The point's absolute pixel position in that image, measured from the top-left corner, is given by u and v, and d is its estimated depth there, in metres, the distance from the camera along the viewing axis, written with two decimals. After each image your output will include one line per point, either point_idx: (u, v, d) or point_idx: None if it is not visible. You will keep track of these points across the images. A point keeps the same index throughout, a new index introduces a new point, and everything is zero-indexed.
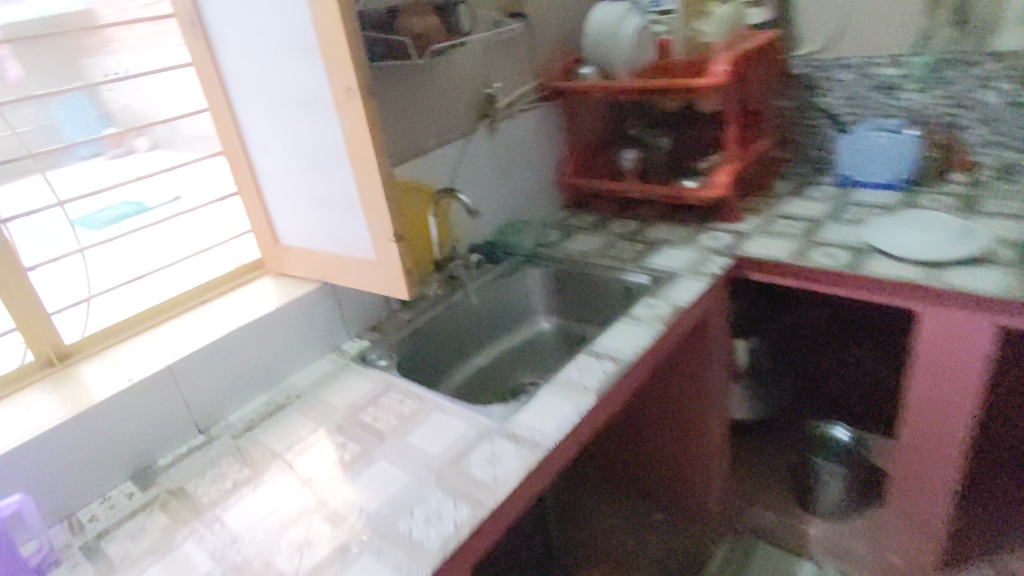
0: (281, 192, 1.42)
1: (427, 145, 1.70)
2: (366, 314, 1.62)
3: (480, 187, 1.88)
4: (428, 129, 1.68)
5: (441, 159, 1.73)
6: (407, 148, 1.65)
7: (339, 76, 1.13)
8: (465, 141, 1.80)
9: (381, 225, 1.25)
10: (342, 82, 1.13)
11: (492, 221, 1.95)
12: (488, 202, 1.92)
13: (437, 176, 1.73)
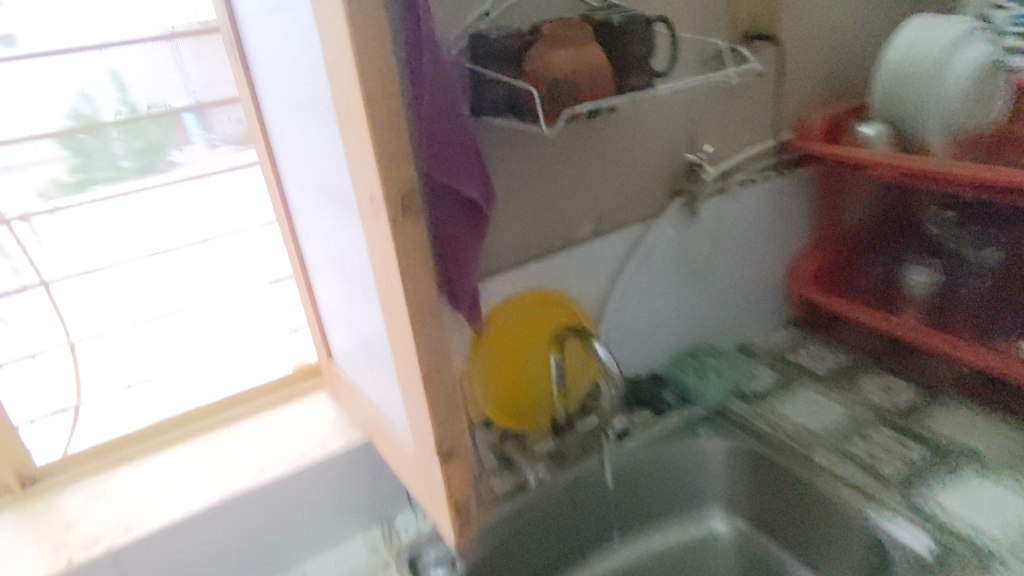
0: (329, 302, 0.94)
1: (578, 236, 1.10)
2: None
3: (655, 296, 1.24)
4: (582, 213, 1.09)
5: (597, 257, 1.13)
6: (545, 240, 1.06)
7: (360, 174, 0.59)
8: (641, 230, 1.17)
9: (421, 425, 0.70)
10: (365, 186, 0.59)
11: (666, 345, 1.30)
12: (665, 318, 1.27)
13: (586, 283, 1.13)
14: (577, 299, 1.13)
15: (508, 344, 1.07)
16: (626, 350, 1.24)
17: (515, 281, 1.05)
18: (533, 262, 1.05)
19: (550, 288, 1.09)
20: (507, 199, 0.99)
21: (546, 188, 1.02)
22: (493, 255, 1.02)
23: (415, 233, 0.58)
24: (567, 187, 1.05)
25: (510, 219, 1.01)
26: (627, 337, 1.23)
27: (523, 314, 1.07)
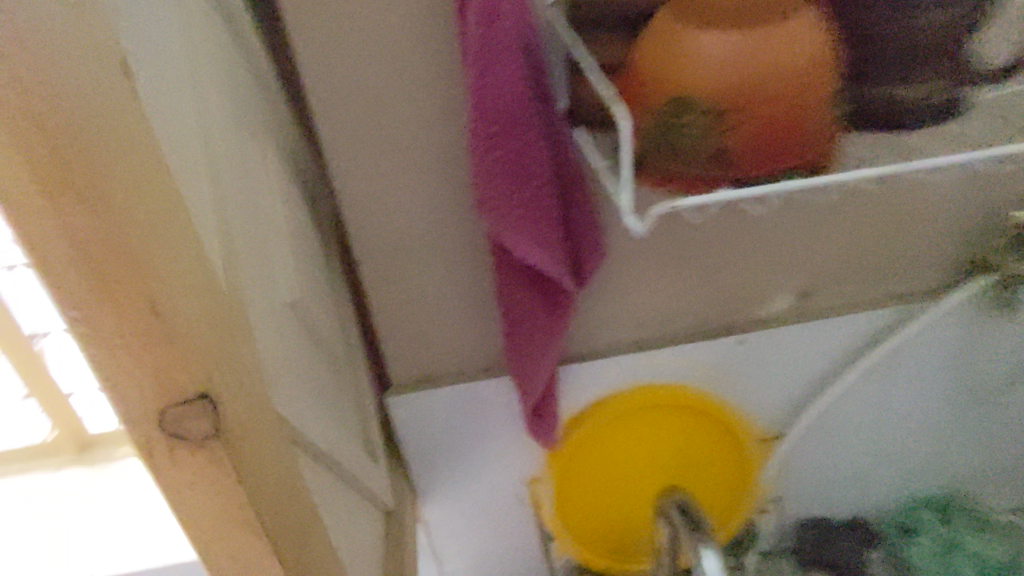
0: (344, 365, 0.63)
1: (758, 315, 0.65)
2: None
3: (890, 419, 0.74)
4: (777, 282, 0.63)
5: (790, 352, 0.67)
6: (694, 318, 0.65)
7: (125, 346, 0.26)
8: (895, 318, 0.66)
9: None
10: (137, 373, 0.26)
11: (899, 485, 0.80)
12: (906, 449, 0.77)
13: (762, 386, 0.69)
14: (739, 406, 0.71)
15: (605, 457, 0.71)
16: (820, 485, 0.78)
17: (628, 372, 0.66)
18: (666, 349, 0.66)
19: (690, 387, 0.69)
20: (627, 254, 0.60)
21: (703, 243, 0.59)
22: (596, 333, 0.64)
23: (225, 488, 0.29)
24: (748, 243, 0.60)
25: (627, 283, 0.61)
26: (825, 468, 0.76)
27: (638, 419, 0.70)
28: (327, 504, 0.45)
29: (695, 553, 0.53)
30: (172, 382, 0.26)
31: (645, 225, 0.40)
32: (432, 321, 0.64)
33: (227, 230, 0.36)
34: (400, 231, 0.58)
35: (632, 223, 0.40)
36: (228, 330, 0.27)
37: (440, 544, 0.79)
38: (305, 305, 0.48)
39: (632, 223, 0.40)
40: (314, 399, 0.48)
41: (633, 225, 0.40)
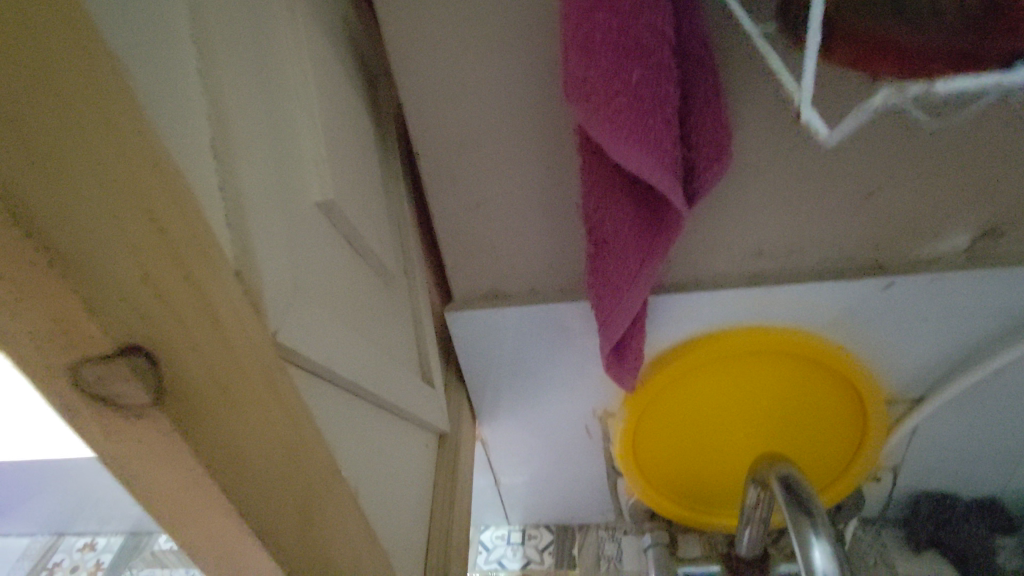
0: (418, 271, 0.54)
1: (918, 256, 0.51)
2: (566, 504, 0.78)
3: None
4: (954, 215, 0.48)
5: (952, 304, 0.52)
6: (832, 252, 0.52)
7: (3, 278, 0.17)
8: None
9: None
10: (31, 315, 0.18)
11: None
12: None
13: (907, 341, 0.56)
14: (868, 361, 0.58)
15: (692, 404, 0.60)
16: (953, 460, 0.65)
17: (732, 310, 0.55)
18: (786, 287, 0.53)
19: (809, 334, 0.56)
20: (759, 167, 0.47)
21: (861, 160, 0.46)
22: (702, 261, 0.53)
23: (178, 463, 0.21)
24: (924, 162, 0.46)
25: (751, 204, 0.49)
26: (966, 442, 0.63)
27: (737, 365, 0.58)
28: (359, 446, 0.38)
29: (798, 538, 0.43)
30: (79, 335, 0.18)
31: (841, 135, 0.24)
32: (502, 230, 0.53)
33: (221, 105, 0.27)
34: (470, 117, 0.47)
35: (817, 129, 0.25)
36: (175, 244, 0.21)
37: (500, 465, 0.74)
38: (342, 206, 0.39)
39: (817, 128, 0.25)
40: (351, 320, 0.40)
41: (817, 134, 0.25)
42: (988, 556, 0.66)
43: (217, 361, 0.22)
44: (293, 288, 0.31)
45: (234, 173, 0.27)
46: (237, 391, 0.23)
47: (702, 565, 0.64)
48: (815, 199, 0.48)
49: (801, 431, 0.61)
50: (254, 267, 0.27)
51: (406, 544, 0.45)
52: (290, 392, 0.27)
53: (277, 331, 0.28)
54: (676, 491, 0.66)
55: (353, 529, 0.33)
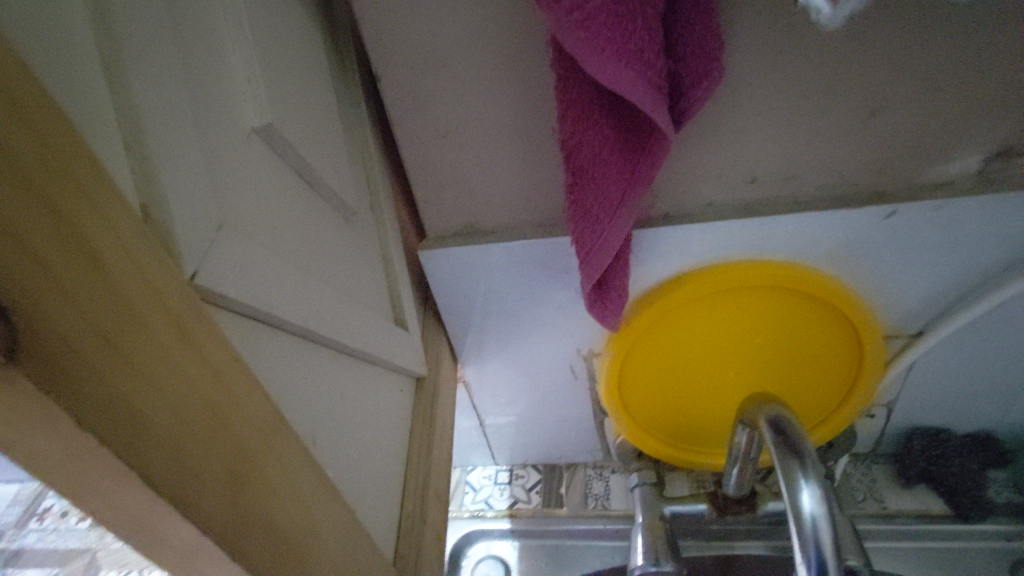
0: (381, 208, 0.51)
1: (926, 180, 0.47)
2: (553, 444, 0.77)
3: None
4: (968, 133, 0.44)
5: (958, 231, 0.48)
6: (832, 176, 0.48)
7: None
8: None
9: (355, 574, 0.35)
10: None
11: None
12: None
13: (910, 272, 0.52)
14: (866, 293, 0.55)
15: (679, 343, 0.57)
16: (950, 394, 0.62)
17: (721, 243, 0.51)
18: (780, 218, 0.49)
19: (803, 266, 0.52)
20: (754, 81, 0.43)
21: (864, 72, 0.42)
22: (691, 189, 0.49)
23: (58, 431, 0.18)
24: (936, 72, 0.41)
25: (745, 124, 0.45)
26: (964, 377, 0.61)
27: (726, 302, 0.55)
28: (310, 397, 0.35)
29: (786, 480, 0.41)
30: None
31: (841, 16, 0.29)
32: (474, 159, 0.49)
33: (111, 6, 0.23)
34: (434, 30, 0.42)
35: (819, 11, 0.29)
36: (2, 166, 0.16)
37: (485, 406, 0.72)
38: (285, 131, 0.35)
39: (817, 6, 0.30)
40: (302, 259, 0.37)
41: (817, 15, 0.30)
42: (979, 490, 0.64)
43: (102, 314, 0.19)
44: (219, 224, 0.28)
45: (129, 86, 0.23)
46: (132, 345, 0.20)
47: (689, 505, 0.63)
48: (814, 118, 0.44)
49: (793, 368, 0.59)
50: (160, 199, 0.23)
51: (376, 494, 0.43)
52: (212, 342, 0.24)
53: (195, 275, 0.25)
54: (662, 430, 0.64)
55: (303, 485, 0.30)
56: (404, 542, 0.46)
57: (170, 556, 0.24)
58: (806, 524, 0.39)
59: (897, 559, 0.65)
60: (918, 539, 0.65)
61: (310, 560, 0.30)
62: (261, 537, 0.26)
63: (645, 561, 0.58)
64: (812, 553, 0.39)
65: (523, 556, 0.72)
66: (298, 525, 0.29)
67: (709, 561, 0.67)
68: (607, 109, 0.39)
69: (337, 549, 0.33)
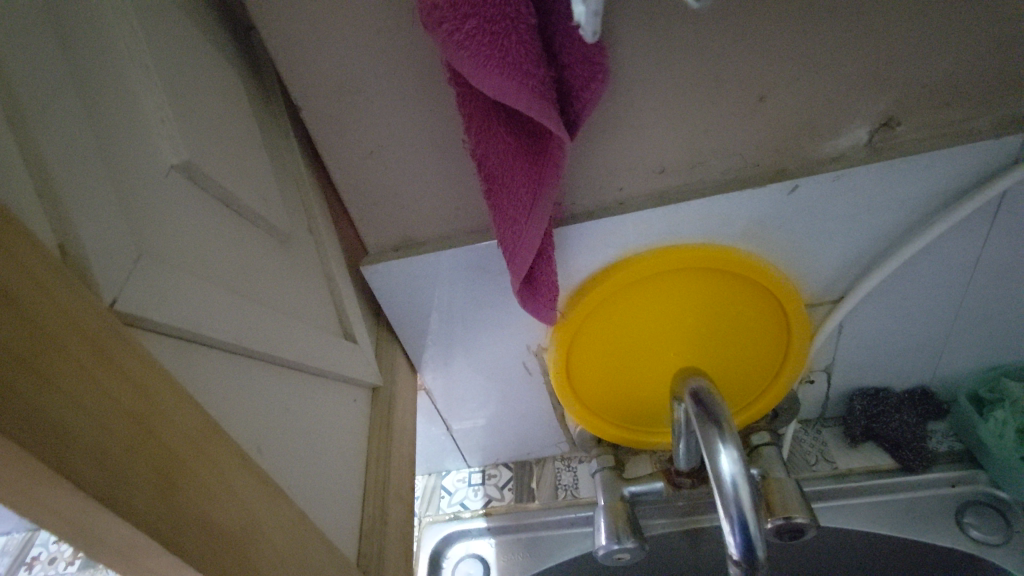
0: (320, 230, 0.53)
1: (820, 155, 0.51)
2: (520, 441, 0.80)
3: (984, 280, 0.59)
4: (848, 108, 0.48)
5: (855, 199, 0.52)
6: (733, 160, 0.51)
7: None
8: (1017, 149, 0.49)
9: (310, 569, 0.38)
10: None
11: (985, 354, 0.67)
12: (1002, 315, 0.62)
13: (821, 242, 0.56)
14: (785, 266, 0.58)
15: (617, 330, 0.61)
16: (880, 353, 0.66)
17: (642, 232, 0.54)
18: (691, 203, 0.52)
19: (721, 246, 0.56)
20: (645, 80, 0.46)
21: (742, 63, 0.45)
22: (606, 185, 0.52)
23: None
24: (808, 56, 0.45)
25: (643, 120, 0.48)
26: (890, 335, 0.65)
27: (655, 287, 0.58)
28: (250, 409, 0.38)
29: (706, 447, 0.44)
30: None
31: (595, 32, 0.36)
32: (401, 176, 0.52)
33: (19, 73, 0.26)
34: (345, 61, 0.45)
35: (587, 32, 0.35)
36: None
37: (449, 411, 0.75)
38: (205, 167, 0.38)
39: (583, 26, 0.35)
40: (234, 283, 0.39)
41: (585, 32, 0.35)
42: (920, 441, 0.68)
43: (18, 337, 0.22)
44: (138, 253, 0.31)
45: (37, 141, 0.25)
46: (50, 364, 0.23)
47: (647, 484, 0.66)
48: (706, 109, 0.48)
49: (728, 343, 0.63)
50: (74, 237, 0.26)
51: (333, 499, 0.46)
52: (136, 361, 0.27)
53: (115, 301, 0.27)
54: (615, 414, 0.68)
55: (244, 488, 0.33)
56: (366, 542, 0.49)
57: (112, 553, 0.26)
58: (726, 485, 0.43)
59: (857, 516, 0.67)
60: (873, 494, 0.68)
61: (255, 555, 0.32)
62: (197, 531, 0.28)
63: (607, 540, 0.61)
64: (733, 509, 0.43)
65: (500, 552, 0.74)
66: (239, 522, 0.31)
67: (675, 536, 0.70)
68: (505, 118, 0.43)
69: (284, 547, 0.35)
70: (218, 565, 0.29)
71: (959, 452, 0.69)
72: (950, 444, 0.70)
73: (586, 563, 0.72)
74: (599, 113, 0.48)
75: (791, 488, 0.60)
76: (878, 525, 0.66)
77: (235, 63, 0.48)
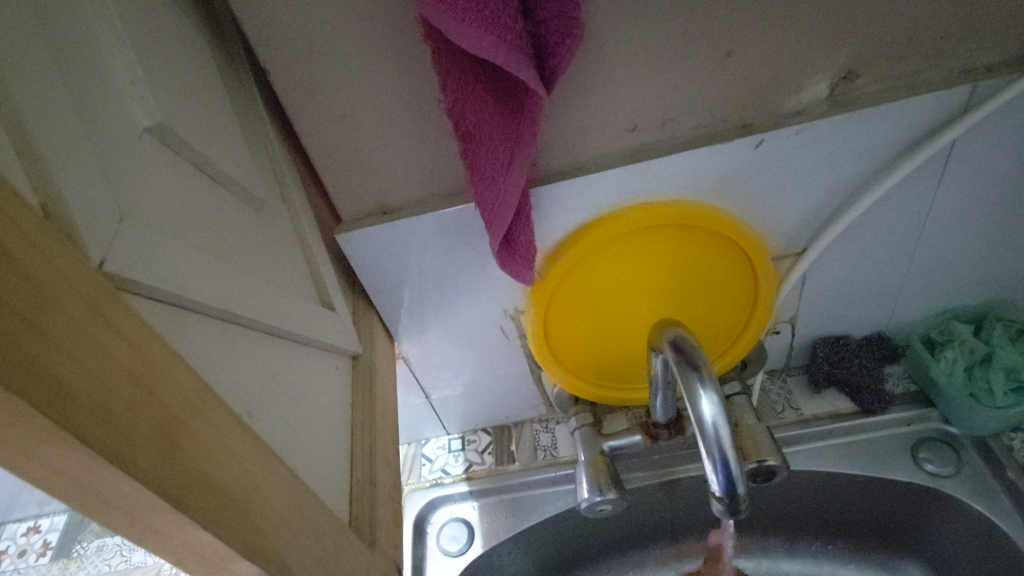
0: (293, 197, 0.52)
1: (784, 110, 0.52)
2: (499, 405, 0.81)
3: (935, 227, 0.62)
4: (811, 62, 0.50)
5: (818, 152, 0.54)
6: (702, 117, 0.52)
7: None
8: (966, 100, 0.52)
9: (308, 528, 0.38)
10: None
11: (935, 300, 0.71)
12: (951, 261, 0.66)
13: (786, 196, 0.58)
14: (752, 221, 0.60)
15: (593, 289, 0.62)
16: (840, 302, 0.70)
17: (616, 190, 0.55)
18: (663, 159, 0.53)
19: (692, 203, 0.57)
20: (618, 38, 0.47)
21: (710, 18, 0.46)
22: (580, 144, 0.53)
23: None
24: (774, 10, 0.46)
25: (614, 78, 0.49)
26: (849, 285, 0.68)
27: (629, 245, 0.59)
28: (240, 374, 0.38)
29: (687, 393, 0.46)
30: None
31: None
32: (375, 139, 0.52)
33: None
34: (316, 22, 0.44)
35: None
36: None
37: (428, 380, 0.76)
38: (178, 129, 0.37)
39: None
40: (214, 249, 0.39)
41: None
42: (878, 384, 0.72)
43: (17, 295, 0.22)
44: (121, 216, 0.30)
45: (11, 96, 0.24)
46: (49, 322, 0.23)
47: (625, 438, 0.69)
48: (676, 65, 0.49)
49: (698, 297, 0.65)
50: (58, 196, 0.25)
51: (323, 463, 0.46)
52: (133, 324, 0.27)
53: (103, 263, 0.27)
54: (591, 372, 0.70)
55: (243, 451, 0.33)
56: (357, 505, 0.49)
57: (118, 514, 0.26)
58: (708, 428, 0.45)
59: (821, 457, 0.71)
60: (835, 437, 0.72)
61: (257, 514, 0.32)
62: (204, 492, 0.29)
63: (590, 492, 0.63)
64: (714, 448, 0.45)
65: (483, 514, 0.76)
66: (239, 482, 0.32)
67: (651, 488, 0.72)
68: (482, 76, 0.43)
69: (283, 508, 0.36)
70: (227, 523, 0.30)
71: (914, 393, 0.73)
72: (905, 386, 0.74)
73: (569, 519, 0.74)
74: (572, 73, 0.48)
75: (762, 434, 0.63)
76: (841, 465, 0.70)
77: (198, 24, 0.46)
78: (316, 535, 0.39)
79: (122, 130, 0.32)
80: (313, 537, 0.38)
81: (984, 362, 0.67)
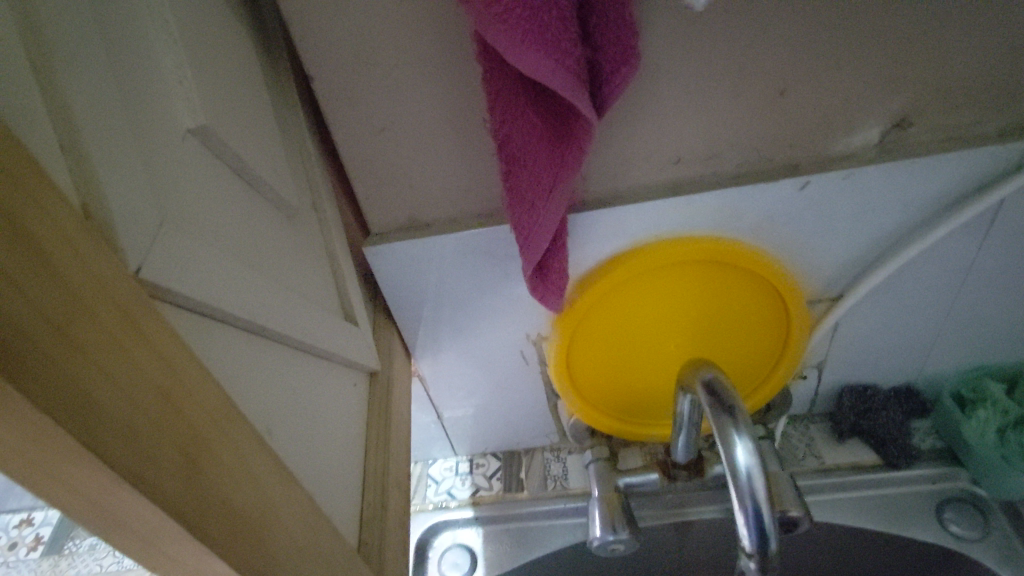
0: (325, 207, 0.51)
1: (833, 153, 0.51)
2: (511, 430, 0.79)
3: (976, 283, 0.61)
4: (865, 106, 0.48)
5: (865, 198, 0.53)
6: (748, 154, 0.51)
7: None
8: (1021, 156, 0.50)
9: (320, 557, 0.36)
10: None
11: (968, 356, 0.69)
12: (989, 318, 0.64)
13: (827, 239, 0.56)
14: (790, 263, 0.58)
15: (621, 321, 0.61)
16: (871, 351, 0.68)
17: (653, 222, 0.54)
18: (706, 194, 0.52)
19: (730, 240, 0.56)
20: (671, 69, 0.45)
21: (768, 55, 0.45)
22: (621, 173, 0.52)
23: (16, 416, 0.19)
24: (834, 51, 0.45)
25: (663, 109, 0.48)
26: (882, 335, 0.66)
27: (661, 278, 0.58)
28: (263, 389, 0.36)
29: (721, 439, 0.44)
30: None
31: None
32: (413, 154, 0.51)
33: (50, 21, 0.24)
34: (366, 33, 0.43)
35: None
36: None
37: (441, 399, 0.74)
38: (220, 132, 0.36)
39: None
40: (246, 257, 0.37)
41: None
42: (905, 439, 0.69)
43: (53, 303, 0.20)
44: (160, 220, 0.29)
45: (61, 90, 0.23)
46: (82, 333, 0.21)
47: (641, 475, 0.66)
48: (728, 100, 0.47)
49: (727, 335, 0.63)
50: (99, 196, 0.24)
51: (337, 485, 0.45)
52: (165, 337, 0.25)
53: (140, 270, 0.26)
54: (611, 404, 0.68)
55: (263, 474, 0.31)
56: (367, 530, 0.47)
57: (133, 539, 0.25)
58: (741, 476, 0.43)
59: (842, 510, 0.69)
60: (857, 490, 0.70)
61: (273, 543, 0.31)
62: (223, 518, 0.27)
63: (603, 530, 0.61)
64: (747, 498, 0.43)
65: (487, 541, 0.74)
66: (258, 508, 0.30)
67: (664, 528, 0.70)
68: (533, 98, 0.42)
69: (298, 535, 0.34)
70: (243, 552, 0.28)
71: (940, 450, 0.71)
72: (932, 442, 0.72)
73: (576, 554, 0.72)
74: (620, 101, 0.47)
75: (786, 482, 0.61)
76: (863, 519, 0.68)
77: (246, 26, 0.46)
78: (327, 564, 0.37)
79: (166, 130, 0.31)
80: (324, 566, 0.37)
81: (1018, 424, 0.64)
